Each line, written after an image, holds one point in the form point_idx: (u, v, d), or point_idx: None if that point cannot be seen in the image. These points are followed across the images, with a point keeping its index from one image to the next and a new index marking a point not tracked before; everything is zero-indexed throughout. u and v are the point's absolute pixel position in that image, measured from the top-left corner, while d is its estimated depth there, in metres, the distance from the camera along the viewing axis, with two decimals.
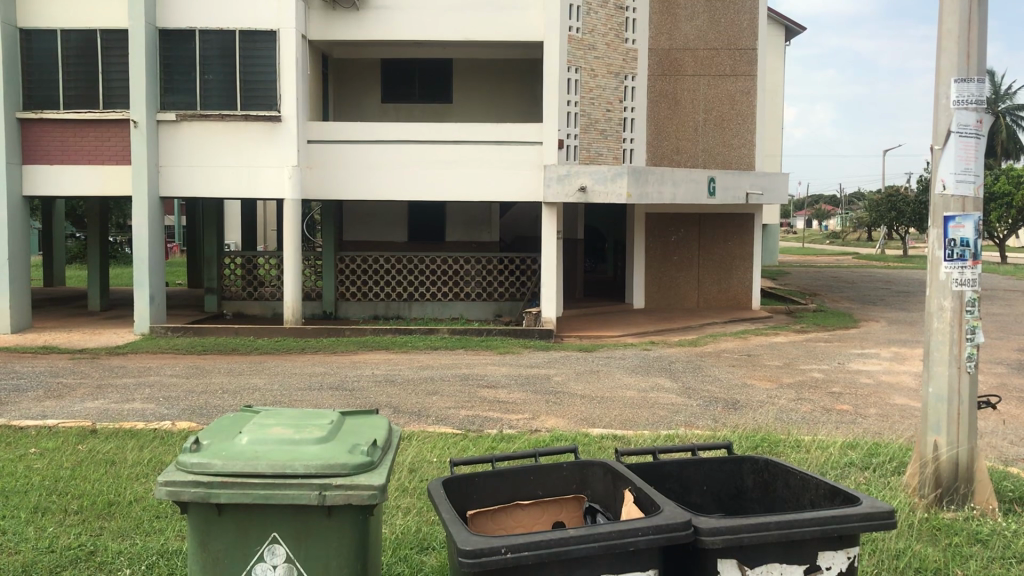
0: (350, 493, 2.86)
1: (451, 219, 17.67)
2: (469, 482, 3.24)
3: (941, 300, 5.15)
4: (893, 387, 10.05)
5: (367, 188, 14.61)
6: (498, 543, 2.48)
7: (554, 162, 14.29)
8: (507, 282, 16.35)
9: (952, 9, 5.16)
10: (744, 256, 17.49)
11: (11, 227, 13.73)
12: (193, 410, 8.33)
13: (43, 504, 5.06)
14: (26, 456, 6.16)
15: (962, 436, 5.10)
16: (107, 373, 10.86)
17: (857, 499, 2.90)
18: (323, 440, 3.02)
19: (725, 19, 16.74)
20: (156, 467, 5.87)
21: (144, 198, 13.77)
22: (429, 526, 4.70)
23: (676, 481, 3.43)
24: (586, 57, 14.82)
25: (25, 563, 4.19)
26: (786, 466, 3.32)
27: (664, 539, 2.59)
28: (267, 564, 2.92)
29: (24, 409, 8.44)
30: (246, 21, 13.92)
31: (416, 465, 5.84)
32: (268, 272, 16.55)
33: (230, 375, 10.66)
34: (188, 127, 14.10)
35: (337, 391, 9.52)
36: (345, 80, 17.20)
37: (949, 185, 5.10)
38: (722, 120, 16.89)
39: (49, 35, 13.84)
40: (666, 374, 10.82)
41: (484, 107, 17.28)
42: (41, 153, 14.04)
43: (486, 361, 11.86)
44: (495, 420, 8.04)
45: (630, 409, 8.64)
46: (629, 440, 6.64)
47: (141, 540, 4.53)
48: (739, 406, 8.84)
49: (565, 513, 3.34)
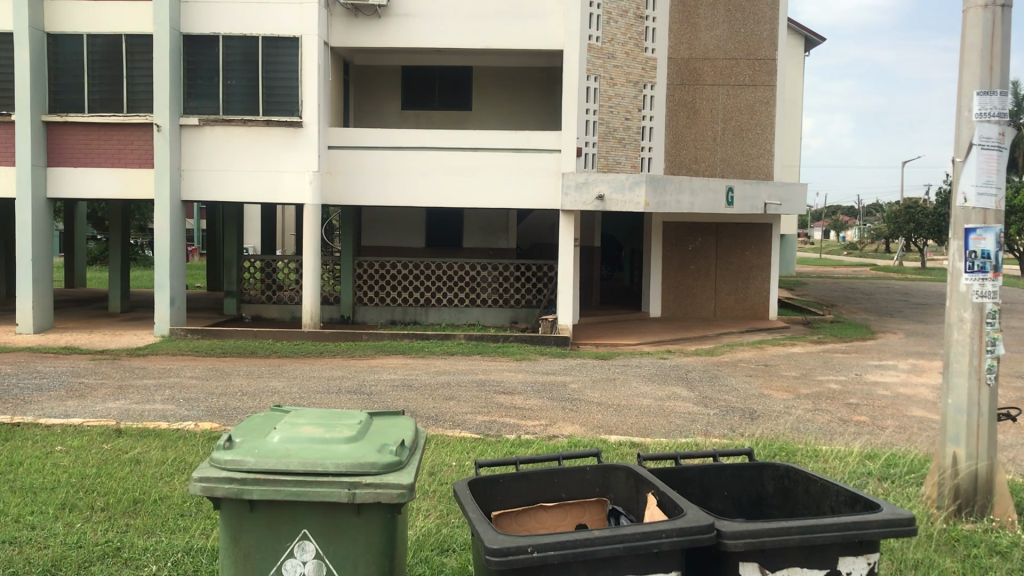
0: (379, 491, 2.91)
1: (470, 225, 17.73)
2: (492, 484, 3.29)
3: (961, 311, 5.17)
4: (910, 399, 10.03)
5: (384, 192, 14.71)
6: (524, 542, 2.53)
7: (572, 171, 14.36)
8: (523, 288, 16.38)
9: (975, 21, 5.19)
10: (763, 265, 17.43)
11: (35, 229, 13.91)
12: (213, 412, 8.43)
13: (70, 500, 5.15)
14: (52, 453, 6.27)
15: (981, 448, 5.11)
16: (128, 374, 10.99)
17: (878, 506, 2.93)
18: (352, 440, 3.08)
19: (745, 29, 16.77)
20: (180, 466, 5.95)
21: (167, 203, 13.92)
22: (450, 528, 4.77)
23: (696, 486, 3.48)
24: (605, 66, 14.89)
25: (55, 557, 4.27)
26: (808, 473, 3.35)
27: (688, 542, 2.63)
28: (297, 560, 2.99)
29: (48, 408, 8.57)
30: (269, 28, 14.06)
31: (436, 467, 5.92)
32: (287, 276, 16.68)
33: (249, 377, 10.75)
34: (210, 132, 14.25)
35: (356, 395, 9.61)
36: (366, 87, 17.34)
37: (971, 197, 5.11)
38: (742, 130, 16.92)
39: (74, 40, 13.99)
40: (683, 382, 10.85)
41: (502, 116, 17.36)
42: (67, 156, 14.21)
43: (502, 367, 11.93)
44: (512, 426, 8.09)
45: (647, 417, 8.68)
46: (647, 447, 6.71)
47: (167, 537, 4.61)
48: (756, 415, 8.86)
49: (587, 516, 3.38)
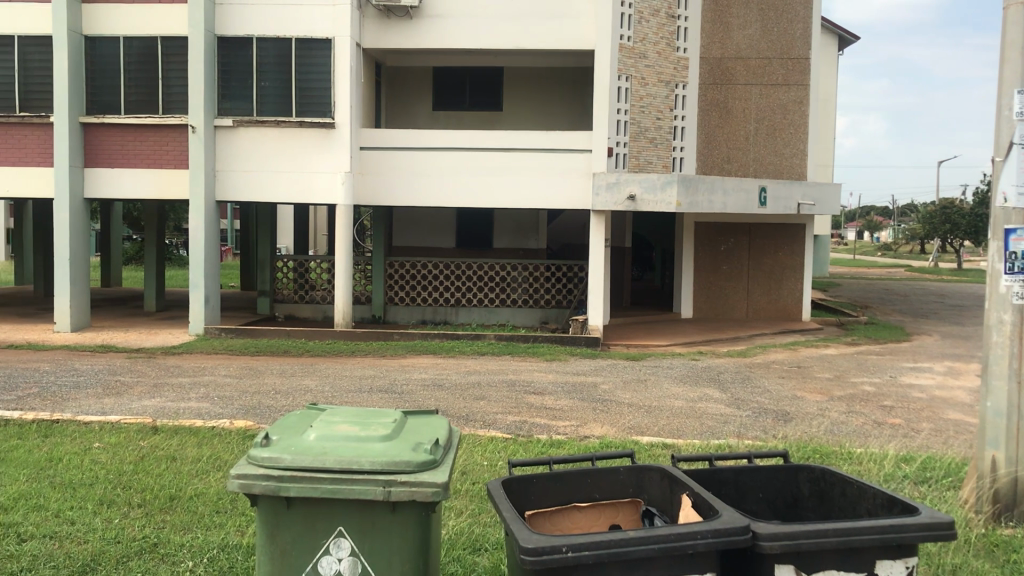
0: (414, 489, 2.92)
1: (500, 225, 17.75)
2: (526, 484, 3.29)
3: (1001, 313, 5.10)
4: (947, 402, 9.89)
5: (415, 192, 14.77)
6: (559, 542, 2.53)
7: (603, 171, 14.34)
8: (553, 289, 16.36)
9: (1015, 18, 5.11)
10: (796, 266, 17.29)
11: (72, 228, 14.12)
12: (246, 410, 8.51)
13: (108, 496, 5.23)
14: (90, 450, 6.36)
15: (1021, 453, 5.04)
16: (163, 372, 11.12)
17: (916, 510, 2.90)
18: (388, 438, 3.09)
19: (778, 28, 16.64)
20: (215, 463, 6.02)
21: (201, 204, 14.08)
22: (482, 527, 4.77)
23: (731, 487, 3.46)
24: (637, 66, 14.84)
25: (93, 552, 4.34)
26: (843, 475, 3.33)
27: (723, 543, 2.62)
28: (332, 557, 3.01)
29: (85, 406, 8.69)
30: (302, 29, 14.17)
31: (468, 467, 5.93)
32: (319, 276, 16.80)
33: (282, 376, 10.84)
34: (244, 133, 14.38)
35: (387, 394, 9.65)
36: (398, 88, 17.43)
37: (1011, 197, 5.01)
38: (775, 129, 16.79)
39: (112, 42, 14.20)
40: (715, 384, 10.78)
41: (533, 117, 17.36)
42: (103, 157, 14.41)
43: (532, 368, 11.93)
44: (543, 426, 8.09)
45: (679, 419, 8.63)
46: (679, 448, 6.68)
47: (202, 533, 4.66)
48: (789, 417, 8.78)
49: (621, 516, 3.38)
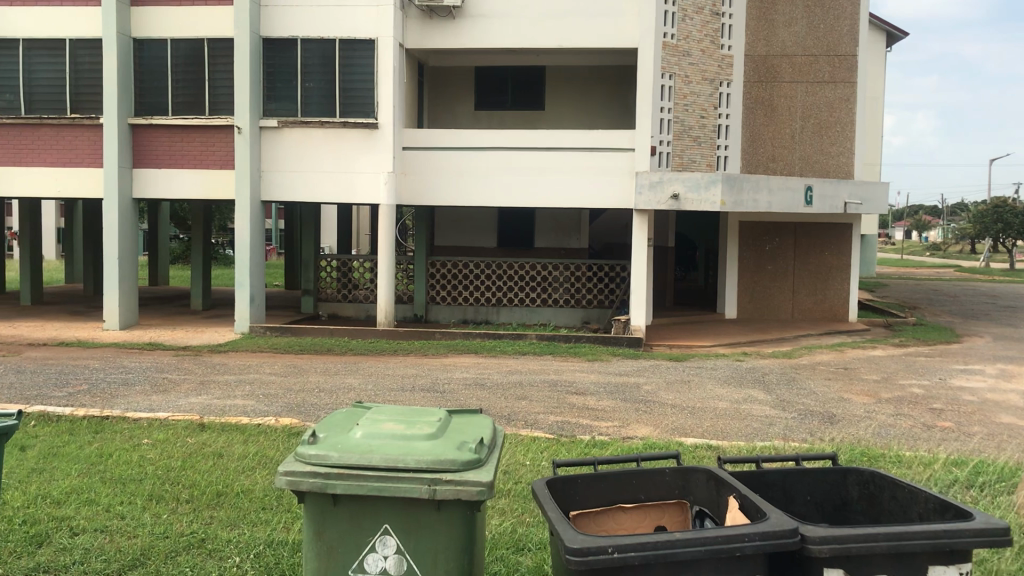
0: (459, 488, 2.92)
1: (542, 225, 17.74)
2: (571, 483, 3.28)
3: None
4: (999, 405, 9.68)
5: (458, 191, 14.81)
6: (605, 542, 2.52)
7: (646, 170, 14.25)
8: (595, 289, 16.30)
9: None
10: (842, 266, 17.06)
11: (121, 228, 14.38)
12: (291, 408, 8.60)
13: (157, 492, 5.31)
14: (139, 446, 6.47)
15: None
16: (209, 370, 11.28)
17: (970, 515, 2.83)
18: (432, 437, 3.10)
19: (825, 25, 16.41)
20: (261, 460, 6.09)
21: (247, 204, 14.25)
22: (526, 528, 4.76)
23: (779, 489, 3.41)
24: (680, 64, 14.73)
25: (143, 546, 4.41)
26: (893, 478, 3.27)
27: (772, 546, 2.59)
28: (378, 554, 3.03)
29: (134, 402, 8.85)
30: (346, 30, 14.28)
31: (512, 466, 5.93)
32: (362, 275, 16.92)
33: (325, 374, 10.94)
34: (289, 133, 14.53)
35: (430, 393, 9.69)
36: (441, 88, 17.50)
37: None
38: (822, 128, 16.57)
39: (160, 45, 14.43)
40: (760, 385, 10.66)
41: (575, 116, 17.31)
42: (152, 157, 14.65)
43: (574, 368, 11.90)
44: (585, 426, 8.07)
45: (723, 420, 8.55)
46: (723, 450, 6.62)
47: (248, 529, 4.72)
48: (835, 420, 8.66)
49: (667, 517, 3.36)
